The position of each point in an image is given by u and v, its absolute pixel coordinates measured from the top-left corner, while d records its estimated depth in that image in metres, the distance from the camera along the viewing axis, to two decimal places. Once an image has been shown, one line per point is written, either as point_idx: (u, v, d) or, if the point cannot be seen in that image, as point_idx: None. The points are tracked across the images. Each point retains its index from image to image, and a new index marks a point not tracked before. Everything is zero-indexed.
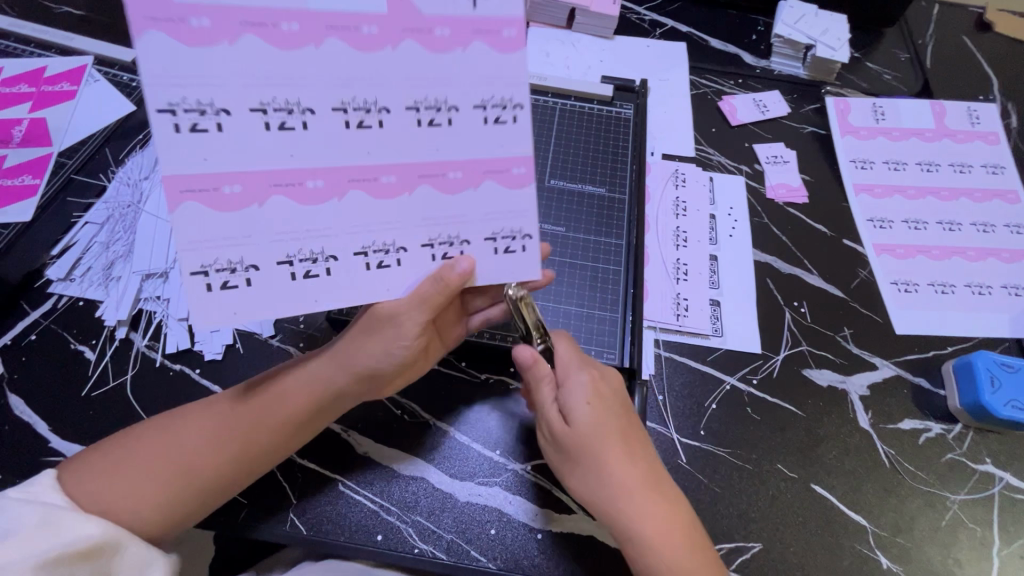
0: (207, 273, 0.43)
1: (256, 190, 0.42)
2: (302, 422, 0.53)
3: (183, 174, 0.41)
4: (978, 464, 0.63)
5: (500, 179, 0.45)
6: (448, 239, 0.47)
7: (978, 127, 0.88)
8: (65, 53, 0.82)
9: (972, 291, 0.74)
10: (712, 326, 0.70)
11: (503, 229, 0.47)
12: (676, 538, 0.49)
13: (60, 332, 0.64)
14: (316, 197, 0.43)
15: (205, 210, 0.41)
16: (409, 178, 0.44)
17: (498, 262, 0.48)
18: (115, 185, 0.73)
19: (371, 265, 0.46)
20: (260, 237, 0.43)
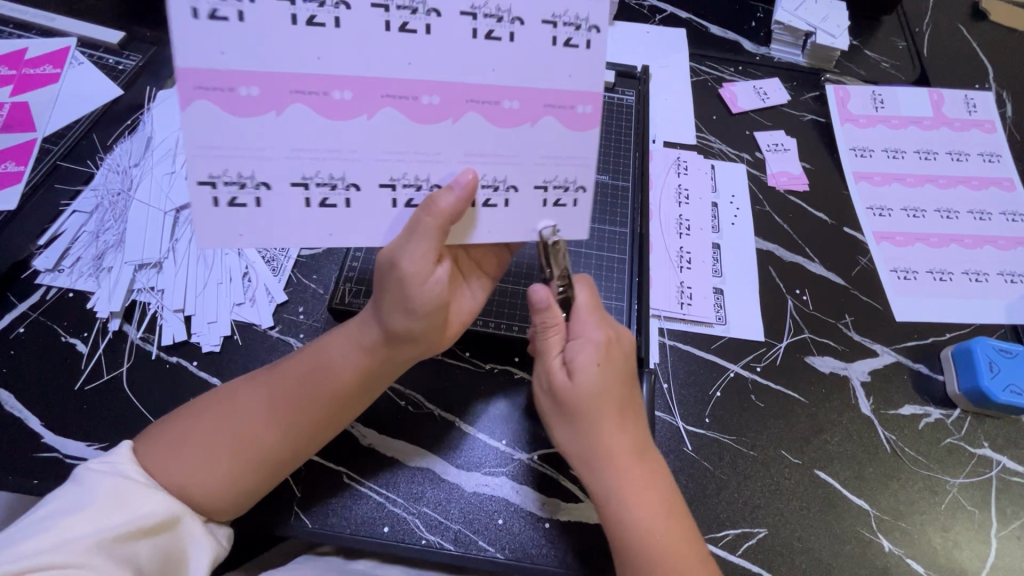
0: (214, 185, 0.42)
1: (274, 97, 0.40)
2: (353, 395, 0.52)
3: (200, 67, 0.39)
4: (976, 448, 0.64)
5: (559, 115, 0.44)
6: (493, 182, 0.45)
7: (975, 116, 0.89)
8: (47, 34, 0.78)
9: (970, 278, 0.75)
10: (716, 314, 0.70)
11: (555, 179, 0.46)
12: (654, 503, 0.50)
13: (50, 325, 0.62)
14: (343, 111, 0.42)
15: (219, 111, 0.40)
16: (455, 104, 0.43)
17: (543, 212, 0.47)
18: (103, 173, 0.70)
19: (398, 202, 0.44)
20: (278, 150, 0.42)
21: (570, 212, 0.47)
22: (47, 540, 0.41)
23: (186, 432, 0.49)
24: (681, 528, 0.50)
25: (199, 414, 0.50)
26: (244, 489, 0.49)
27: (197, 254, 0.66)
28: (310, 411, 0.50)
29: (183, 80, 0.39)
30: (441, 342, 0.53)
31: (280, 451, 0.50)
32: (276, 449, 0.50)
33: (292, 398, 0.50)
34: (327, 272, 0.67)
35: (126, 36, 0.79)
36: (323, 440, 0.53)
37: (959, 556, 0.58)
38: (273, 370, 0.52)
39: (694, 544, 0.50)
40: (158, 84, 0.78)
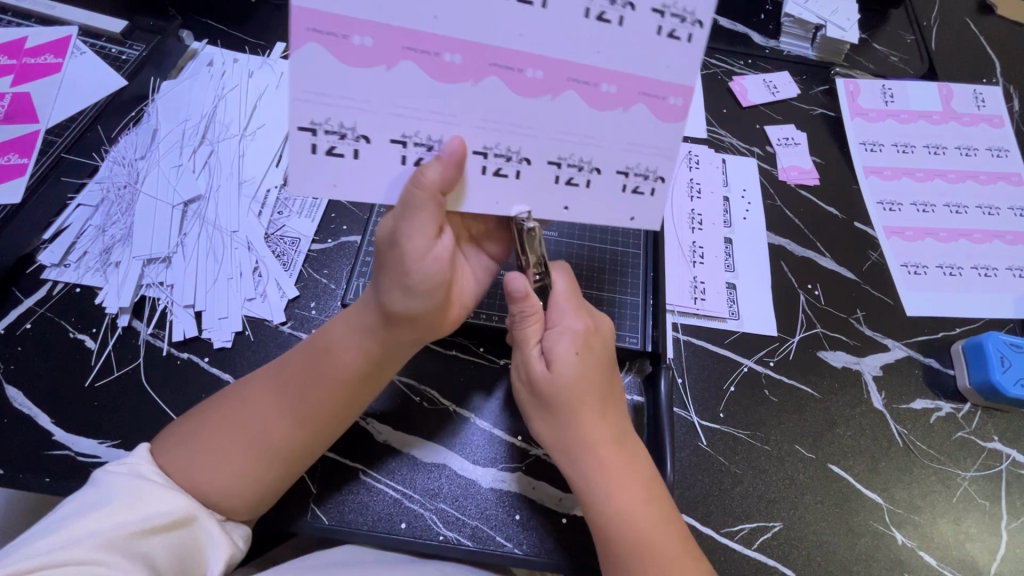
0: (315, 132, 0.42)
1: (387, 51, 0.40)
2: (361, 379, 0.50)
3: (318, 10, 0.39)
4: (986, 442, 0.65)
5: (652, 105, 0.43)
6: (578, 162, 0.45)
7: (983, 110, 0.89)
8: (47, 22, 0.76)
9: (979, 273, 0.75)
10: (729, 309, 0.69)
11: (638, 166, 0.46)
12: (633, 489, 0.50)
13: (58, 320, 0.61)
14: (452, 72, 0.41)
15: (329, 56, 0.40)
16: (557, 80, 0.42)
17: (621, 198, 0.47)
18: (109, 165, 0.69)
19: (486, 170, 0.44)
20: (380, 105, 0.42)
21: (646, 201, 0.47)
22: (62, 538, 0.41)
23: (199, 427, 0.49)
24: (662, 513, 0.50)
25: (209, 411, 0.49)
26: (258, 485, 0.48)
27: (207, 250, 0.65)
28: (317, 401, 0.49)
29: (295, 19, 0.38)
30: (446, 321, 0.50)
31: (294, 444, 0.49)
32: (285, 439, 0.49)
33: (298, 388, 0.49)
34: (339, 267, 0.67)
35: (129, 25, 0.77)
36: (338, 427, 0.52)
37: (971, 548, 0.59)
38: (279, 363, 0.51)
39: (676, 528, 0.50)
40: (163, 75, 0.76)
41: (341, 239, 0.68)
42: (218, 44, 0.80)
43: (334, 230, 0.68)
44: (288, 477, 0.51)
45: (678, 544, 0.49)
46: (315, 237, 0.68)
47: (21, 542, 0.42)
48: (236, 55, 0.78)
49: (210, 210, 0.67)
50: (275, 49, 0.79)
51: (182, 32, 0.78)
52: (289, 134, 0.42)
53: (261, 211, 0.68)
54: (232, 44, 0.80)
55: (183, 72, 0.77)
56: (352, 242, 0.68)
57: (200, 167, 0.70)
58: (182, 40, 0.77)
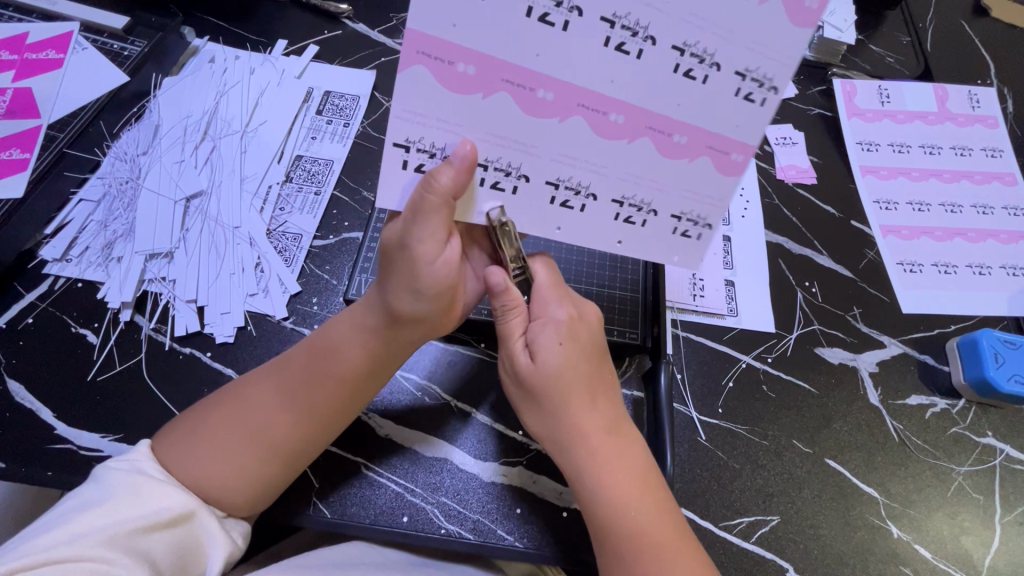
0: (407, 148, 0.44)
1: (486, 80, 0.41)
2: (362, 376, 0.51)
3: (432, 35, 0.39)
4: (980, 437, 0.65)
5: (715, 159, 0.45)
6: (638, 203, 0.47)
7: (977, 111, 0.90)
8: (48, 17, 0.76)
9: (974, 271, 0.76)
10: (728, 306, 0.70)
11: (691, 212, 0.48)
12: (625, 476, 0.50)
13: (59, 315, 0.61)
14: (542, 110, 0.43)
15: (434, 81, 0.41)
16: (635, 126, 0.44)
17: (670, 239, 0.49)
18: (110, 161, 0.69)
19: (555, 200, 0.47)
20: (471, 128, 0.43)
21: (691, 244, 0.50)
22: (61, 535, 0.41)
23: (202, 425, 0.49)
24: (657, 499, 0.51)
25: (210, 409, 0.50)
26: (264, 481, 0.49)
27: (209, 245, 0.66)
28: (319, 399, 0.50)
29: (409, 42, 0.39)
30: (448, 320, 0.53)
31: (294, 441, 0.50)
32: (285, 436, 0.49)
33: (300, 386, 0.50)
34: (340, 263, 0.67)
35: (131, 21, 0.77)
36: (337, 425, 0.52)
37: (966, 542, 0.60)
38: (281, 360, 0.52)
39: (669, 512, 0.51)
40: (164, 72, 0.76)
41: (342, 235, 0.68)
42: (220, 40, 0.80)
43: (336, 226, 0.69)
44: (293, 473, 0.51)
45: (674, 529, 0.50)
46: (317, 234, 0.68)
47: (22, 536, 0.42)
48: (237, 53, 0.78)
49: (212, 205, 0.68)
50: (276, 47, 0.80)
51: (183, 29, 0.78)
52: (385, 148, 0.44)
53: (262, 207, 0.68)
54: (235, 41, 0.80)
55: (184, 69, 0.77)
56: (353, 238, 0.68)
57: (202, 163, 0.70)
58: (184, 36, 0.78)
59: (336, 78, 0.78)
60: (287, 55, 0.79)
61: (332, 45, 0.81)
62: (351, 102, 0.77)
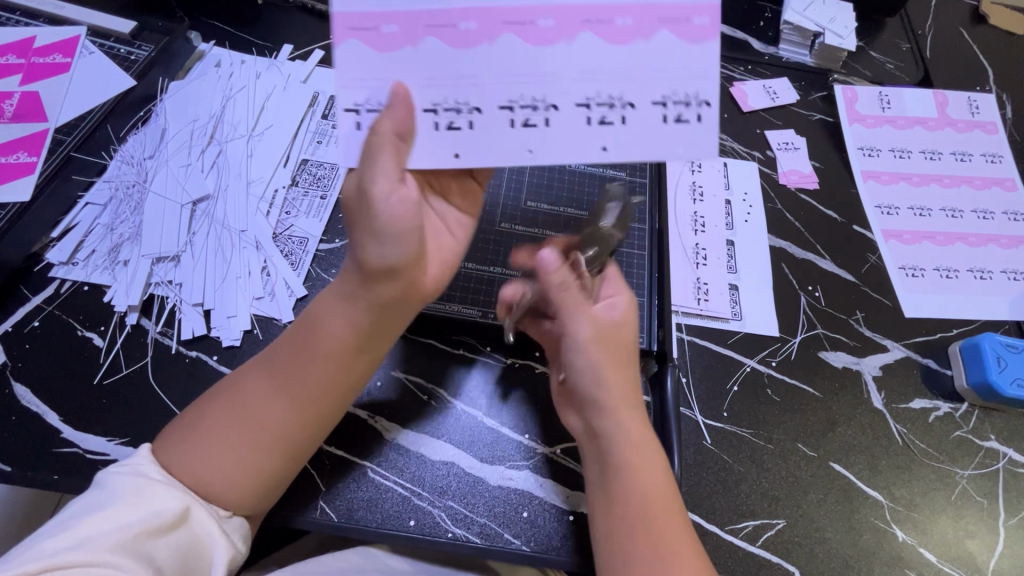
0: (436, 111, 0.44)
1: (489, 28, 0.43)
2: (342, 349, 0.50)
3: (353, 10, 0.42)
4: (984, 441, 0.66)
5: (675, 29, 0.43)
6: (684, 98, 0.44)
7: (977, 117, 0.90)
8: (55, 22, 0.77)
9: (976, 276, 0.77)
10: (732, 310, 0.70)
11: (677, 93, 0.44)
12: (651, 477, 0.50)
13: (66, 318, 0.61)
14: (548, 35, 0.43)
15: (366, 47, 0.43)
16: (647, 22, 0.43)
17: (669, 128, 0.44)
18: (116, 164, 0.70)
19: (591, 121, 0.44)
20: (487, 76, 0.43)
21: (694, 127, 0.44)
22: (67, 540, 0.41)
23: (197, 420, 0.49)
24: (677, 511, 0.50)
25: (203, 404, 0.50)
26: (263, 471, 0.49)
27: (215, 249, 0.66)
28: (311, 377, 0.50)
29: (339, 22, 0.42)
30: (427, 276, 0.51)
31: (283, 425, 0.49)
32: (271, 420, 0.49)
33: (290, 365, 0.50)
34: None
35: (138, 26, 0.77)
36: (322, 405, 0.51)
37: (970, 545, 0.60)
38: (267, 350, 0.52)
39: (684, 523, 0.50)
40: (171, 76, 0.76)
41: (348, 239, 0.68)
42: (226, 45, 0.80)
43: (342, 230, 0.69)
44: (295, 463, 0.51)
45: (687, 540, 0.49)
46: (323, 237, 0.68)
47: (28, 541, 0.42)
48: (243, 57, 0.79)
49: (218, 209, 0.68)
50: (282, 52, 0.80)
51: (190, 34, 0.78)
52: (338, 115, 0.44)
53: (268, 211, 0.69)
54: (241, 46, 0.81)
55: (190, 74, 0.77)
56: None
57: (209, 167, 0.70)
58: (190, 41, 0.78)
59: None
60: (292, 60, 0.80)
61: None
62: None
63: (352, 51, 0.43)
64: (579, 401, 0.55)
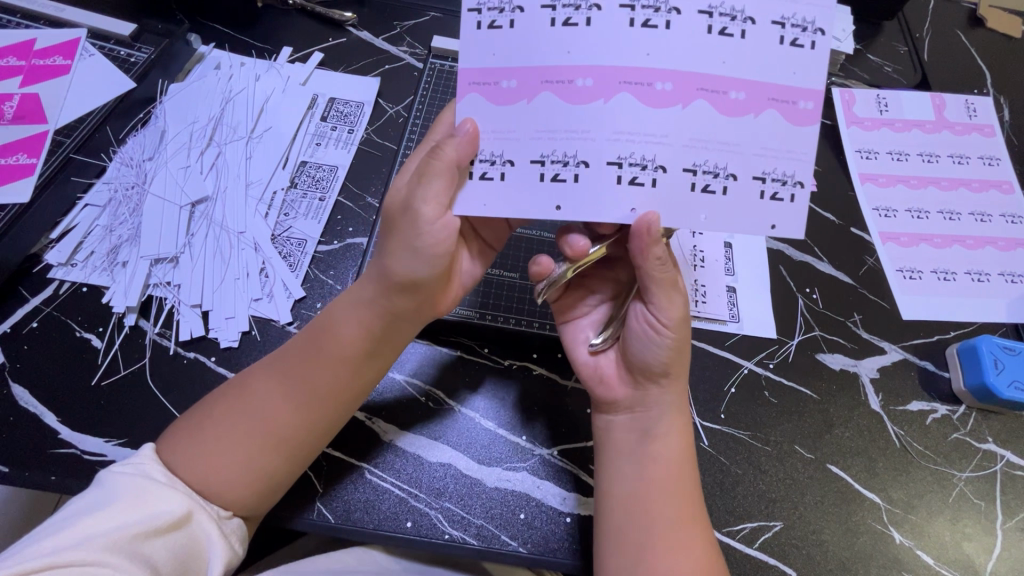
0: (543, 163, 0.47)
1: (606, 86, 0.46)
2: (360, 353, 0.52)
3: (478, 67, 0.47)
4: (981, 443, 0.66)
5: (783, 111, 0.47)
6: (781, 177, 0.48)
7: (975, 120, 0.91)
8: (56, 24, 0.77)
9: (972, 278, 0.77)
10: (730, 312, 0.71)
11: (774, 172, 0.48)
12: (667, 467, 0.51)
13: (64, 319, 0.61)
14: (665, 98, 0.46)
15: (486, 101, 0.47)
16: (759, 99, 0.47)
17: (760, 203, 0.48)
18: (116, 166, 0.70)
19: (695, 187, 0.47)
20: (600, 131, 0.46)
21: (786, 208, 0.49)
22: (64, 539, 0.41)
23: (207, 421, 0.49)
24: (682, 509, 0.50)
25: (212, 404, 0.50)
26: (266, 472, 0.49)
27: (215, 250, 0.66)
28: (318, 377, 0.50)
29: (462, 78, 0.47)
30: (444, 296, 0.55)
31: (298, 426, 0.50)
32: (286, 421, 0.50)
33: (299, 366, 0.51)
34: (345, 268, 0.67)
35: (138, 28, 0.77)
36: (339, 408, 0.52)
37: (967, 547, 0.60)
38: (281, 351, 0.53)
39: (688, 521, 0.49)
40: (171, 78, 0.76)
41: (347, 241, 0.68)
42: (226, 48, 0.81)
43: (340, 232, 0.69)
44: (299, 465, 0.51)
45: (682, 537, 0.49)
46: (322, 239, 0.68)
47: (22, 542, 0.41)
48: (242, 59, 0.79)
49: (217, 211, 0.68)
50: (281, 54, 0.80)
51: (189, 35, 0.78)
52: (453, 167, 0.46)
53: (267, 213, 0.69)
54: (240, 48, 0.81)
55: (190, 76, 0.77)
56: (358, 244, 0.68)
57: (208, 169, 0.71)
58: (190, 43, 0.78)
59: (341, 85, 0.79)
60: (292, 62, 0.80)
61: (336, 53, 0.82)
62: (355, 109, 0.77)
63: (471, 103, 0.47)
64: (640, 370, 0.54)
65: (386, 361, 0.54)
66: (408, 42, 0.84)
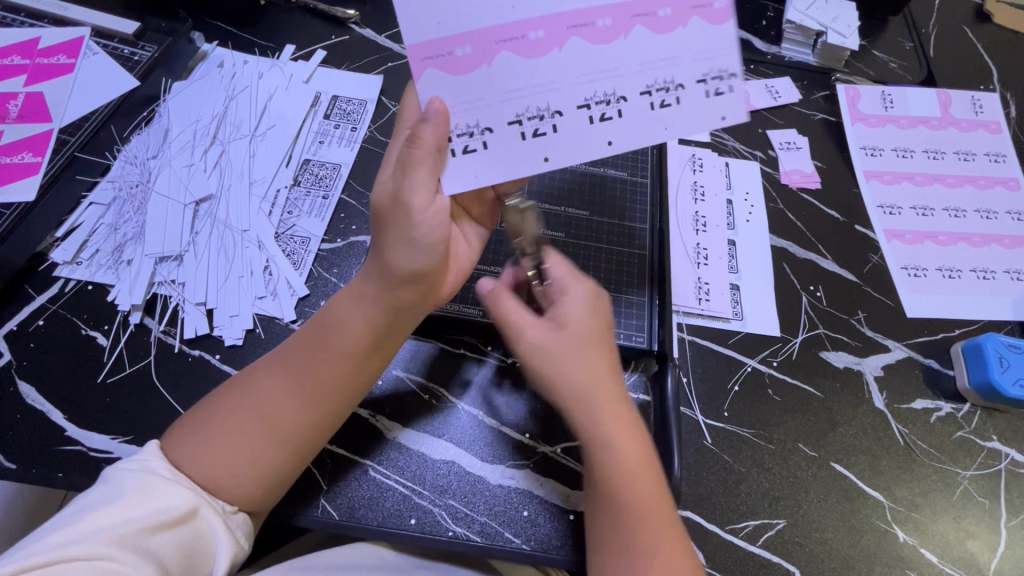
0: (520, 122, 0.47)
1: (557, 35, 0.46)
2: (365, 349, 0.52)
3: (424, 40, 0.45)
4: (986, 441, 0.66)
5: (704, 14, 0.46)
6: (720, 73, 0.47)
7: (981, 116, 0.90)
8: (60, 23, 0.77)
9: (978, 276, 0.76)
10: (733, 310, 0.70)
11: (713, 69, 0.47)
12: (619, 477, 0.49)
13: (69, 317, 0.62)
14: (607, 33, 0.46)
15: (444, 73, 0.46)
16: (684, 9, 0.46)
17: (710, 103, 0.47)
18: (120, 164, 0.70)
19: (654, 105, 0.47)
20: (564, 79, 0.47)
21: (732, 98, 0.47)
22: (73, 534, 0.41)
23: (213, 417, 0.49)
24: (651, 474, 0.50)
25: (219, 400, 0.50)
26: (271, 466, 0.49)
27: (218, 248, 0.66)
28: (323, 372, 0.51)
29: (413, 57, 0.45)
30: (445, 282, 0.55)
31: (303, 422, 0.50)
32: (291, 416, 0.50)
33: (303, 361, 0.51)
34: (348, 266, 0.67)
35: (141, 26, 0.77)
36: (343, 403, 0.52)
37: (972, 546, 0.60)
38: (285, 347, 0.53)
39: (661, 528, 0.48)
40: (174, 76, 0.77)
41: (350, 238, 0.69)
42: (228, 46, 0.81)
43: (344, 230, 0.69)
44: (305, 461, 0.52)
45: (658, 503, 0.49)
46: (325, 237, 0.68)
47: (32, 537, 0.42)
48: (245, 57, 0.79)
49: (221, 208, 0.69)
50: (284, 52, 0.80)
51: (192, 34, 0.78)
52: (434, 154, 0.46)
53: (271, 211, 0.69)
54: (243, 46, 0.81)
55: (194, 74, 0.78)
56: (361, 242, 0.68)
57: (211, 167, 0.71)
58: (192, 41, 0.78)
59: (344, 83, 0.79)
60: (294, 60, 0.80)
61: (339, 50, 0.82)
62: (358, 106, 0.77)
63: (433, 79, 0.46)
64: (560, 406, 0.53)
65: (390, 355, 0.55)
66: None
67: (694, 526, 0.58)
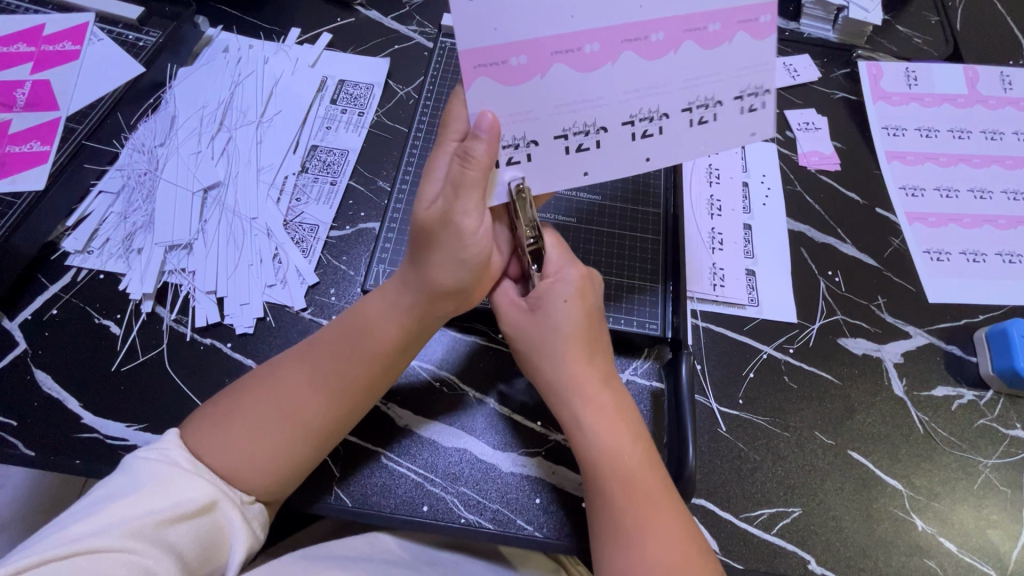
0: (566, 137, 0.47)
1: (612, 48, 0.44)
2: (391, 350, 0.52)
3: (475, 48, 0.42)
4: (1009, 429, 0.64)
5: (749, 30, 0.46)
6: (755, 88, 0.48)
7: (1010, 93, 0.86)
8: (64, 9, 0.76)
9: (1003, 259, 0.74)
10: (748, 296, 0.69)
11: (752, 86, 0.48)
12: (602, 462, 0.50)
13: (82, 306, 0.62)
14: (661, 48, 0.45)
15: (494, 83, 0.43)
16: (732, 24, 0.46)
17: (743, 120, 0.49)
18: (128, 152, 0.70)
19: (693, 122, 0.48)
20: (612, 94, 0.46)
21: (764, 115, 0.50)
22: (92, 525, 0.41)
23: (236, 409, 0.49)
24: (640, 454, 0.50)
25: (242, 392, 0.50)
26: (293, 460, 0.49)
27: (228, 236, 0.66)
28: (349, 371, 0.51)
29: (465, 65, 0.42)
30: (480, 292, 0.55)
31: (325, 420, 0.50)
32: (315, 414, 0.50)
33: (330, 360, 0.51)
34: (358, 254, 0.67)
35: (146, 12, 0.76)
36: (366, 402, 0.53)
37: (992, 535, 0.59)
38: (310, 342, 0.53)
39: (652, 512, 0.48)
40: (179, 62, 0.76)
41: (359, 226, 0.68)
42: (233, 30, 0.79)
43: (352, 217, 0.68)
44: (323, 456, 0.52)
45: (649, 481, 0.49)
46: (334, 225, 0.68)
47: (53, 526, 0.42)
48: (250, 41, 0.78)
49: (229, 196, 0.68)
50: (289, 36, 0.79)
51: (196, 18, 0.77)
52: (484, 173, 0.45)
53: (279, 198, 0.68)
54: (248, 30, 0.80)
55: (200, 59, 0.77)
56: (370, 229, 0.68)
57: (219, 154, 0.70)
58: (197, 26, 0.77)
59: (351, 66, 0.78)
60: (300, 44, 0.79)
61: (345, 34, 0.80)
62: (364, 91, 0.76)
63: (482, 91, 0.44)
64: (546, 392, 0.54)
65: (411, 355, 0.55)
66: (417, 21, 0.82)
67: (707, 513, 0.58)
